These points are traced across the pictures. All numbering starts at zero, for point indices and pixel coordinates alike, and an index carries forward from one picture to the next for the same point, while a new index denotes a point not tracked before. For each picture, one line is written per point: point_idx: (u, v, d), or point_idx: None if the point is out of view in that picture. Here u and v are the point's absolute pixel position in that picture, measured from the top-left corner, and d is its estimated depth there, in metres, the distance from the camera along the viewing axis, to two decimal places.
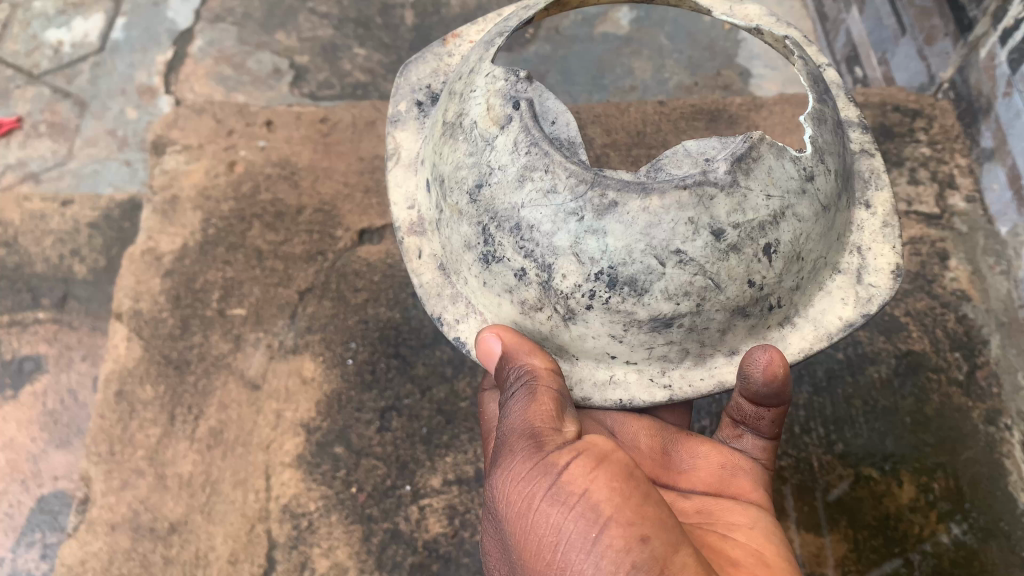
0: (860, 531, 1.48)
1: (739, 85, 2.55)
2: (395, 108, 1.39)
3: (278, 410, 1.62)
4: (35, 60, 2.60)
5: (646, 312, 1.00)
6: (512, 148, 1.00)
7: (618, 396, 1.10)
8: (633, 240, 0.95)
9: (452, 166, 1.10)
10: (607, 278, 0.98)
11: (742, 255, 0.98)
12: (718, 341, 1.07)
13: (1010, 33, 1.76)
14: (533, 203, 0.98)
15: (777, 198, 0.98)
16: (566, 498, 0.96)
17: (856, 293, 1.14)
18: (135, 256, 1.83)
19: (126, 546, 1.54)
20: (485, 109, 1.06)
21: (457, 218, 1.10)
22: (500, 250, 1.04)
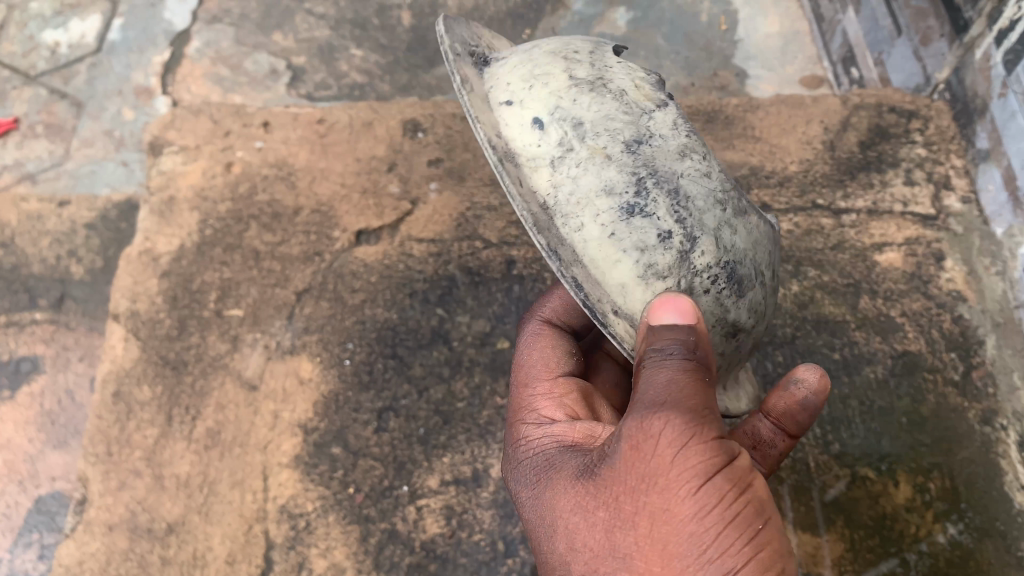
0: (857, 531, 1.48)
1: (735, 85, 2.55)
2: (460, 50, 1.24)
3: (275, 410, 1.62)
4: (33, 61, 2.60)
5: (735, 313, 1.10)
6: (673, 128, 1.10)
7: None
8: (750, 248, 1.10)
9: (601, 113, 1.08)
10: (730, 270, 1.07)
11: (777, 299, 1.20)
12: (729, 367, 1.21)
13: (1005, 34, 1.77)
14: (694, 178, 1.06)
15: None
16: (728, 493, 0.95)
17: None
18: (132, 256, 1.83)
19: (124, 547, 1.54)
20: (637, 87, 1.13)
21: (602, 160, 1.05)
22: (651, 206, 1.03)
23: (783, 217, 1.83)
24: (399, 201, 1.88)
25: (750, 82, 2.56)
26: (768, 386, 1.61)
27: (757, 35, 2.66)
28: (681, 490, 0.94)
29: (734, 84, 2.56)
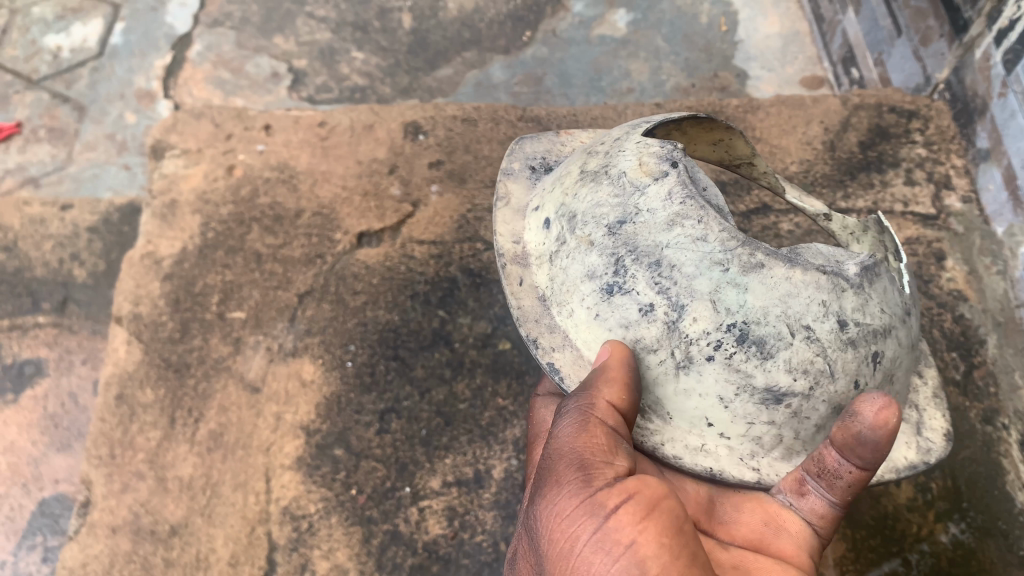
0: (858, 531, 1.47)
1: (736, 86, 2.55)
2: (509, 165, 1.48)
3: (277, 412, 1.62)
4: (35, 65, 2.61)
5: (763, 378, 1.05)
6: (665, 196, 1.10)
7: (709, 464, 1.12)
8: (771, 304, 1.03)
9: (590, 204, 1.18)
10: (738, 332, 1.04)
11: (857, 352, 1.07)
12: (810, 436, 1.13)
13: (1005, 33, 1.76)
14: (679, 247, 1.06)
15: (887, 313, 1.11)
16: (613, 547, 0.95)
17: (917, 442, 1.23)
18: (134, 260, 1.84)
19: (127, 549, 1.54)
20: (637, 163, 1.16)
21: (586, 247, 1.16)
22: (630, 282, 1.10)
23: (784, 218, 1.84)
24: (400, 203, 1.88)
25: (750, 83, 2.56)
26: None
27: (758, 35, 2.66)
28: (570, 562, 0.98)
29: (734, 85, 2.56)
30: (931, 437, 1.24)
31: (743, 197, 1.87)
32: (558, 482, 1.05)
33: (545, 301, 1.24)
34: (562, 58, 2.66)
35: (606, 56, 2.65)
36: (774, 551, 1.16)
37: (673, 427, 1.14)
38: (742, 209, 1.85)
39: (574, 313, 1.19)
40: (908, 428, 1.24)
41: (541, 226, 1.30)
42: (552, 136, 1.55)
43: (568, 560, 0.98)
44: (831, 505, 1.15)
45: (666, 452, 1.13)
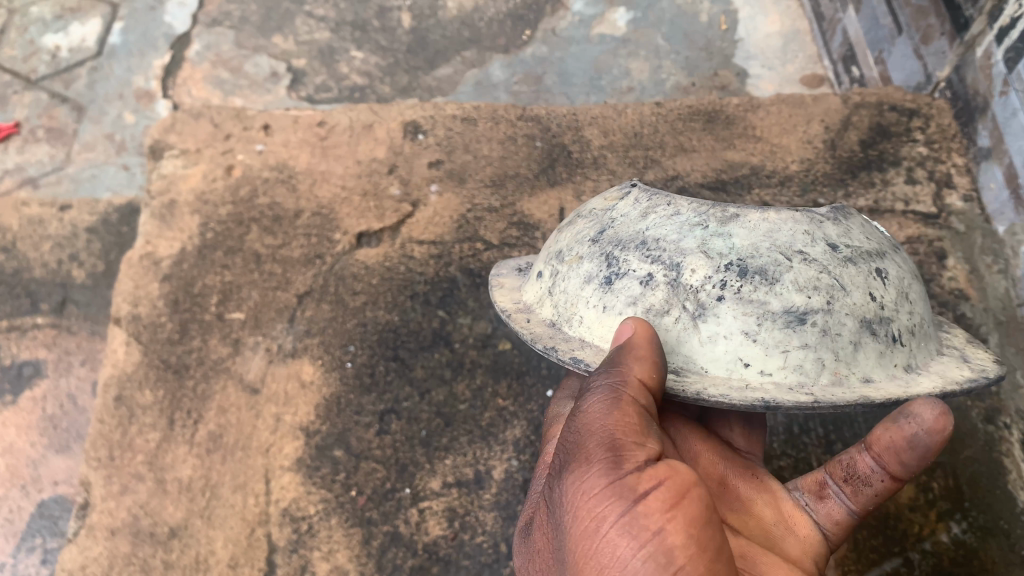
0: (860, 530, 1.47)
1: (736, 85, 2.53)
2: (500, 270, 1.54)
3: (277, 413, 1.62)
4: (33, 65, 2.60)
5: (778, 302, 0.99)
6: (633, 205, 1.17)
7: (759, 396, 0.96)
8: (758, 240, 1.02)
9: (571, 239, 1.24)
10: (737, 268, 1.00)
11: (859, 269, 1.04)
12: (853, 360, 1.01)
13: (1006, 31, 1.76)
14: (658, 225, 1.09)
15: (875, 242, 1.10)
16: (639, 533, 0.88)
17: (971, 367, 1.13)
18: (133, 260, 1.84)
19: (126, 551, 1.53)
20: (603, 200, 1.26)
21: (578, 264, 1.18)
22: (625, 266, 1.09)
23: None
24: (400, 203, 1.88)
25: (750, 82, 2.55)
26: None
27: (758, 34, 2.66)
28: (594, 546, 0.90)
29: (734, 83, 2.54)
30: (981, 364, 1.14)
31: (744, 196, 1.86)
32: (582, 462, 0.97)
33: (557, 325, 1.18)
34: (561, 56, 2.65)
35: (606, 55, 2.64)
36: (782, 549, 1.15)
37: (709, 376, 1.01)
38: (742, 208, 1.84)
39: (591, 321, 1.12)
40: (953, 360, 1.14)
41: (537, 280, 1.30)
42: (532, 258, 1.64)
43: (592, 544, 0.91)
44: (848, 514, 1.19)
45: (708, 391, 0.97)
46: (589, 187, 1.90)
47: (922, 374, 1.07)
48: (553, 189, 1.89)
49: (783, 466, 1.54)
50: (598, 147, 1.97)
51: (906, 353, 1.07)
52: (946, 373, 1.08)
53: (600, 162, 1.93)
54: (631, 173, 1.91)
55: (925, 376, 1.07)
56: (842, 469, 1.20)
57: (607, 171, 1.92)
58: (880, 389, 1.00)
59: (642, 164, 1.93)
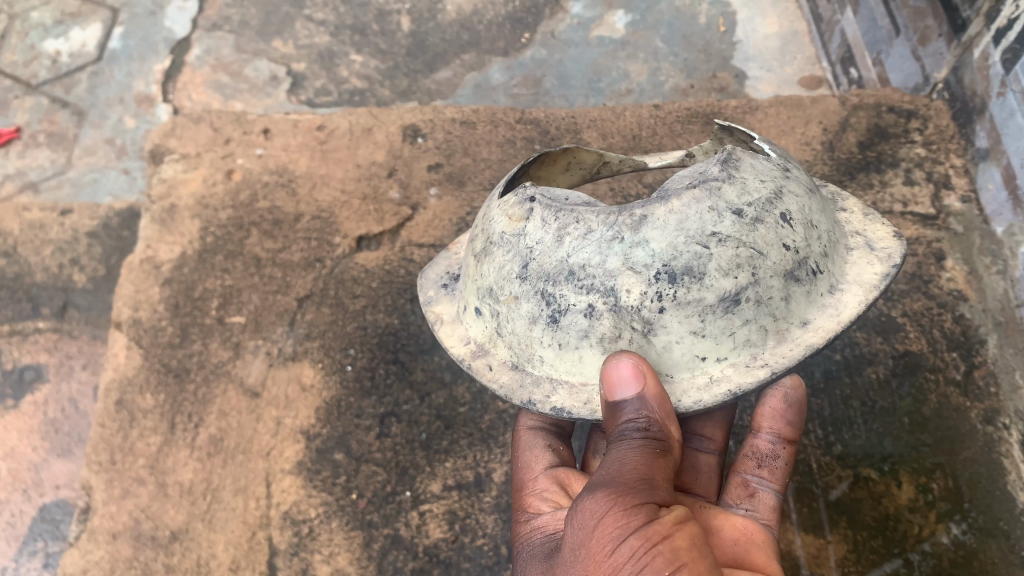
0: (860, 531, 1.48)
1: (735, 87, 2.54)
2: (425, 294, 1.37)
3: (278, 417, 1.62)
4: (34, 70, 2.61)
5: (713, 295, 1.01)
6: (542, 225, 1.08)
7: (726, 389, 1.03)
8: (674, 237, 1.00)
9: (495, 274, 1.14)
10: (666, 275, 1.00)
11: (767, 225, 1.04)
12: (787, 313, 1.06)
13: (1003, 32, 1.76)
14: (577, 249, 1.04)
15: (769, 181, 1.09)
16: (651, 536, 0.94)
17: (876, 255, 1.18)
18: (134, 264, 1.84)
19: (127, 555, 1.54)
20: (506, 217, 1.14)
21: (515, 305, 1.11)
22: (562, 301, 1.05)
23: None
24: (399, 207, 1.88)
25: (749, 83, 2.55)
26: None
27: (757, 35, 2.66)
28: (611, 550, 0.95)
29: (733, 86, 2.55)
30: (884, 247, 1.19)
31: None
32: (607, 480, 1.02)
33: (520, 367, 1.14)
34: (561, 59, 2.66)
35: (604, 58, 2.65)
36: (751, 563, 1.15)
37: (676, 383, 1.06)
38: None
39: (553, 360, 1.10)
40: (861, 252, 1.19)
41: (476, 316, 1.22)
42: (443, 254, 1.48)
43: (609, 548, 0.96)
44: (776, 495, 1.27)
45: (686, 403, 1.04)
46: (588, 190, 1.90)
47: (843, 289, 1.12)
48: None
49: None
50: (597, 149, 1.97)
51: (826, 276, 1.11)
52: (860, 277, 1.14)
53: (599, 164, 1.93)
54: (630, 176, 1.91)
55: (846, 288, 1.12)
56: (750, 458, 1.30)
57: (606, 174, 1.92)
58: (818, 332, 1.07)
59: (641, 166, 1.93)
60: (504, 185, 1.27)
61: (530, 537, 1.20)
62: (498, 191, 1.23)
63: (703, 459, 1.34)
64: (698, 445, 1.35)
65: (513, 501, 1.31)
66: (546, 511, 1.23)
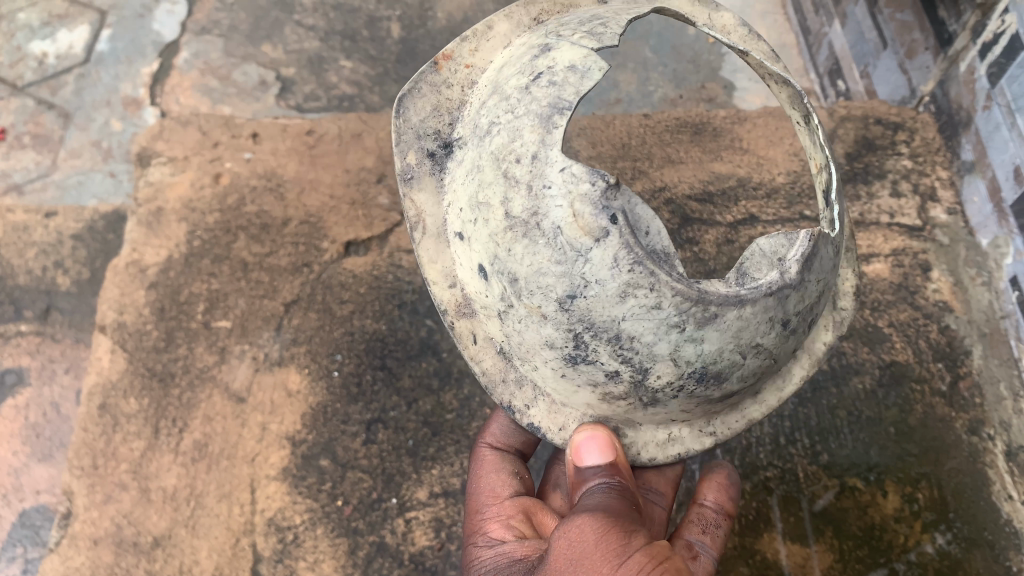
0: (846, 542, 1.49)
1: (723, 98, 2.60)
2: (404, 162, 1.32)
3: (263, 423, 1.61)
4: (19, 72, 2.58)
5: (721, 391, 1.13)
6: (611, 263, 0.99)
7: (678, 450, 1.22)
8: (726, 343, 1.05)
9: (528, 269, 1.05)
10: (699, 374, 1.08)
11: (795, 333, 1.15)
12: (751, 391, 1.24)
13: (989, 46, 1.78)
14: (638, 318, 1.00)
15: (818, 279, 1.13)
16: (656, 555, 0.98)
17: (832, 318, 1.30)
18: (118, 267, 1.82)
19: (109, 561, 1.53)
20: (570, 214, 1.00)
21: (538, 317, 1.08)
22: (593, 354, 1.07)
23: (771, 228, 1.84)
24: (388, 212, 1.88)
25: (736, 95, 2.61)
26: None
27: None
28: (617, 564, 0.96)
29: (721, 96, 2.61)
30: (843, 306, 1.32)
31: (731, 208, 1.87)
32: (593, 510, 1.05)
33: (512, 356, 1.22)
34: None
35: None
36: None
37: (643, 432, 1.21)
38: (729, 220, 1.85)
39: (553, 378, 1.16)
40: (829, 305, 1.31)
41: (475, 272, 1.19)
42: (431, 75, 1.37)
43: (614, 563, 0.96)
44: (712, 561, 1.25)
45: (644, 458, 1.20)
46: None
47: (802, 353, 1.27)
48: None
49: (770, 475, 1.56)
50: (586, 157, 1.96)
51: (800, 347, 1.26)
52: (812, 344, 1.28)
53: None
54: (619, 185, 1.90)
55: (802, 355, 1.28)
56: (695, 524, 1.29)
57: None
58: (762, 406, 1.26)
59: (631, 174, 1.92)
60: (566, 119, 1.06)
61: (493, 562, 1.18)
62: (559, 139, 1.04)
63: (657, 511, 1.34)
64: (652, 498, 1.34)
65: (473, 523, 1.29)
66: (509, 539, 1.21)
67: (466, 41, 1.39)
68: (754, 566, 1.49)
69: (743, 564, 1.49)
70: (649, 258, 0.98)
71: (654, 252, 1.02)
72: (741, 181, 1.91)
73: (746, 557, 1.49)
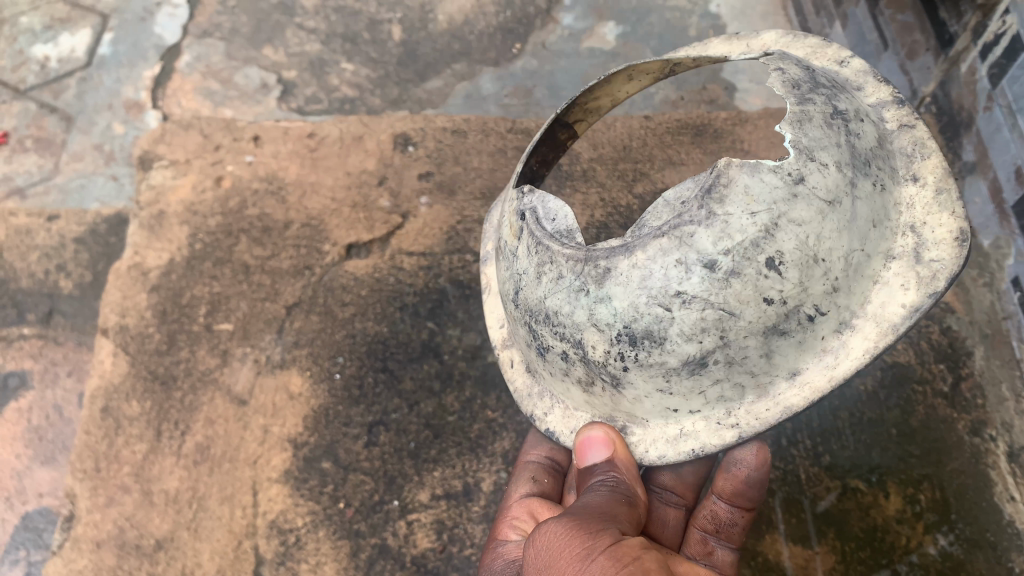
0: (848, 543, 1.49)
1: (724, 99, 2.58)
2: (484, 248, 1.52)
3: (265, 425, 1.61)
4: (22, 76, 2.60)
5: (675, 358, 1.02)
6: (527, 253, 1.13)
7: (691, 446, 1.10)
8: (634, 296, 1.00)
9: (504, 283, 1.24)
10: (627, 337, 1.03)
11: (744, 278, 0.97)
12: (770, 368, 1.05)
13: (989, 47, 1.79)
14: (551, 293, 1.08)
15: (763, 213, 0.97)
16: (622, 557, 0.96)
17: (916, 275, 1.10)
18: (121, 271, 1.82)
19: (112, 564, 1.53)
20: (510, 228, 1.20)
21: (516, 323, 1.22)
22: (544, 341, 1.14)
23: None
24: (390, 214, 1.87)
25: (738, 96, 2.59)
26: None
27: None
28: (579, 567, 0.96)
29: (722, 98, 2.59)
30: (932, 259, 1.11)
31: None
32: (576, 514, 1.07)
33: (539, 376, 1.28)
34: (552, 70, 2.68)
35: (595, 69, 2.68)
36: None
37: (651, 428, 1.15)
38: None
39: (563, 388, 1.21)
40: (902, 265, 1.11)
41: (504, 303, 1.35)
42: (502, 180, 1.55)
43: (576, 567, 0.96)
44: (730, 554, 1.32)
45: (652, 455, 1.13)
46: (579, 200, 1.89)
47: (855, 328, 1.07)
48: None
49: (771, 476, 1.56)
50: (587, 159, 1.97)
51: (831, 317, 1.05)
52: (881, 312, 1.08)
53: (590, 174, 1.93)
54: (620, 186, 1.90)
55: (859, 326, 1.07)
56: (709, 520, 1.33)
57: (597, 184, 1.92)
58: (803, 389, 1.06)
59: (631, 177, 1.92)
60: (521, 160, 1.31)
61: (493, 562, 1.21)
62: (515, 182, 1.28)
63: (671, 513, 1.37)
64: (667, 499, 1.37)
65: (491, 527, 1.32)
66: (512, 539, 1.23)
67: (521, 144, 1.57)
68: (755, 568, 1.49)
69: (745, 566, 1.49)
70: (545, 238, 1.09)
71: (559, 232, 1.09)
72: None
73: (748, 559, 1.50)
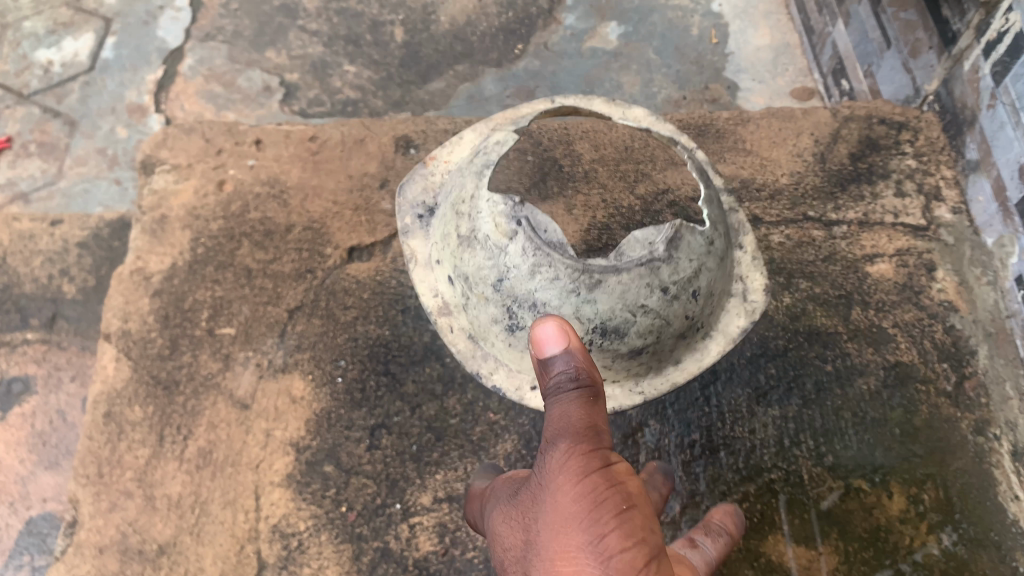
0: (851, 544, 1.48)
1: (727, 99, 2.62)
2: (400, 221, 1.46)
3: (267, 429, 1.61)
4: (25, 80, 2.59)
5: (626, 347, 1.20)
6: (523, 254, 1.12)
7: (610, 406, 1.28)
8: (616, 304, 1.12)
9: (473, 268, 1.21)
10: (601, 330, 1.16)
11: (679, 301, 1.20)
12: (668, 356, 1.29)
13: (993, 45, 1.76)
14: (544, 290, 1.12)
15: (696, 260, 1.19)
16: (613, 478, 1.00)
17: (744, 308, 1.36)
18: (123, 276, 1.81)
19: (115, 569, 1.54)
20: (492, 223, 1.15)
21: (483, 302, 1.22)
22: (521, 323, 1.18)
23: (774, 230, 1.81)
24: (392, 218, 1.87)
25: (741, 95, 2.63)
26: (763, 398, 1.61)
27: (748, 47, 2.71)
28: (569, 487, 0.99)
29: (725, 98, 2.63)
30: (754, 299, 1.37)
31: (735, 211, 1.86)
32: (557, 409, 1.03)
33: (483, 342, 1.31)
34: (554, 70, 2.68)
35: (597, 69, 2.68)
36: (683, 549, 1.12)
37: None
38: None
39: (508, 348, 1.28)
40: (736, 302, 1.36)
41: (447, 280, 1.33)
42: (421, 169, 1.52)
43: (568, 488, 0.99)
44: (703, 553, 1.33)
45: None
46: (581, 201, 1.89)
47: (712, 336, 1.33)
48: (546, 202, 1.89)
49: (774, 477, 1.55)
50: (589, 160, 1.96)
51: (702, 328, 1.31)
52: (727, 329, 1.33)
53: (591, 176, 1.93)
54: (621, 187, 1.90)
55: (715, 334, 1.33)
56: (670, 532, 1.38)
57: (598, 185, 1.91)
58: (683, 372, 1.30)
59: (632, 178, 1.92)
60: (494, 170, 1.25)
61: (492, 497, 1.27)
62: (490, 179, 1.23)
63: None
64: None
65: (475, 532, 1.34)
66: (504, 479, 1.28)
67: (449, 143, 1.54)
68: (759, 569, 1.48)
69: (748, 567, 1.48)
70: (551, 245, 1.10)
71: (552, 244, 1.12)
72: (744, 183, 1.90)
73: (751, 560, 1.48)
